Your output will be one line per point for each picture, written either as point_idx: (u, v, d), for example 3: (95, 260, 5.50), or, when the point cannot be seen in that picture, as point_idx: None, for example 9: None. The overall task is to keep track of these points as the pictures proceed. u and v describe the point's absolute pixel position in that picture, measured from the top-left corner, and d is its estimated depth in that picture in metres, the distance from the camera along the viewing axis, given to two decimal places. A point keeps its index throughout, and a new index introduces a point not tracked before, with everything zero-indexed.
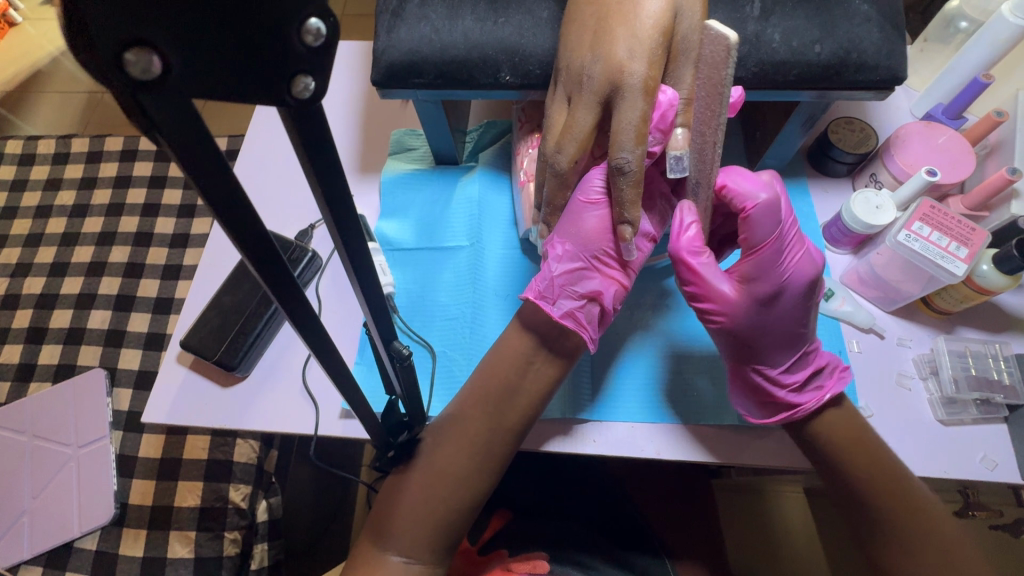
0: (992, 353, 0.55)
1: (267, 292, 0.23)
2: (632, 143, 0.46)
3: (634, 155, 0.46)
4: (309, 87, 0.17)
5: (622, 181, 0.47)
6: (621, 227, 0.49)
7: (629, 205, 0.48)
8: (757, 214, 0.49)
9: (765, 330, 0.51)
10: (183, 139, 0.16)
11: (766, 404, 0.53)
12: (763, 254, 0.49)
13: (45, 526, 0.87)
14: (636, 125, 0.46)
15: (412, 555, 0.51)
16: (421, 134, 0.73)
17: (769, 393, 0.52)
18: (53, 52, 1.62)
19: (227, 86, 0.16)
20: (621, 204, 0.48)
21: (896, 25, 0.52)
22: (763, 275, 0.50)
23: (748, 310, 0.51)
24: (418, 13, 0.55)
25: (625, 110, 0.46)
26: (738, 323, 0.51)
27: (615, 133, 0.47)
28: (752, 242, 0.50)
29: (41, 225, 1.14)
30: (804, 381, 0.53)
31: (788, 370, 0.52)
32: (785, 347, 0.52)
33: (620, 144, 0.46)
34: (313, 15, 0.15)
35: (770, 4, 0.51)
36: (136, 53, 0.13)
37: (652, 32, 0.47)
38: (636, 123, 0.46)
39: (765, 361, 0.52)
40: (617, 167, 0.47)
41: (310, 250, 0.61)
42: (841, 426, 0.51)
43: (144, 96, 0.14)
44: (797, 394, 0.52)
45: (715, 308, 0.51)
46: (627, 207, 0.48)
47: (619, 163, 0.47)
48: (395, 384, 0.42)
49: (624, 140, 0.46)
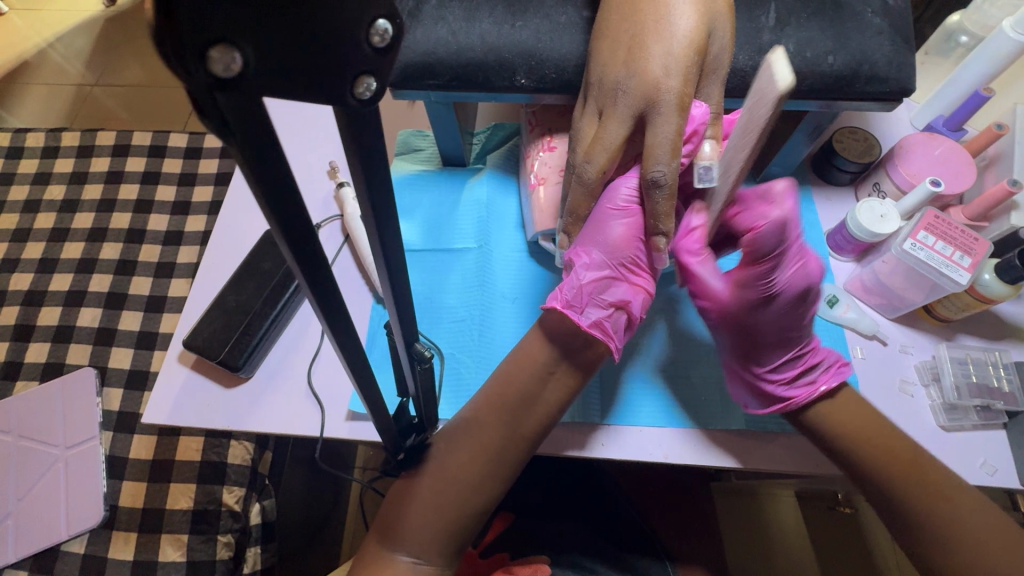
0: (992, 360, 0.56)
1: (309, 292, 0.23)
2: (667, 157, 0.46)
3: (669, 168, 0.46)
4: (370, 88, 0.17)
5: (656, 195, 0.48)
6: (656, 238, 0.50)
7: (663, 217, 0.49)
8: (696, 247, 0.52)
9: (755, 325, 0.52)
10: (251, 137, 0.16)
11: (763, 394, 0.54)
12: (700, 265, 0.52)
13: (32, 528, 0.85)
14: (671, 139, 0.46)
15: (421, 558, 0.50)
16: (428, 136, 0.74)
17: (760, 386, 0.54)
18: (40, 42, 1.59)
19: (294, 85, 0.16)
20: (655, 217, 0.49)
21: (905, 38, 0.53)
22: (752, 286, 0.49)
23: (737, 308, 0.52)
24: (435, 15, 0.55)
25: (660, 126, 0.46)
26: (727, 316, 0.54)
27: (651, 146, 0.46)
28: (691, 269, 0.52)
29: (28, 219, 1.12)
30: (794, 377, 0.54)
31: (776, 368, 0.54)
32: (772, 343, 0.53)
33: (655, 158, 0.46)
34: (381, 17, 0.16)
35: (784, 14, 0.52)
36: (221, 51, 0.13)
37: (687, 50, 0.47)
38: (671, 137, 0.46)
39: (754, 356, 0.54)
40: (653, 180, 0.47)
41: None
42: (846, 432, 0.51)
43: (220, 93, 0.14)
44: (789, 388, 0.53)
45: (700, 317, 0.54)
46: (662, 219, 0.49)
47: (654, 177, 0.47)
48: (411, 385, 0.41)
49: (659, 154, 0.46)
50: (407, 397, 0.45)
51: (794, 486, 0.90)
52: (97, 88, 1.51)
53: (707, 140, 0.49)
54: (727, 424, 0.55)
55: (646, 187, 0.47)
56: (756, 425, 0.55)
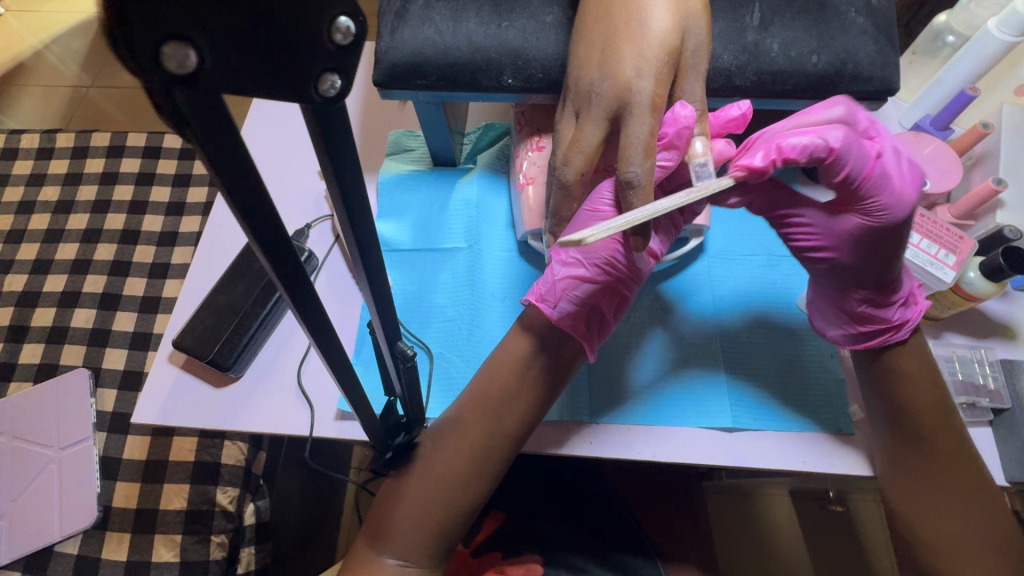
0: (978, 358, 0.56)
1: (281, 289, 0.23)
2: (640, 157, 0.45)
3: (643, 167, 0.45)
4: (335, 86, 0.17)
5: (631, 195, 0.46)
6: (633, 238, 0.48)
7: (640, 218, 0.47)
8: (858, 141, 0.45)
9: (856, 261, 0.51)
10: (212, 134, 0.16)
11: (855, 334, 0.55)
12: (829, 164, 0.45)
13: (25, 529, 0.85)
14: (644, 139, 0.46)
15: (408, 559, 0.51)
16: (419, 136, 0.74)
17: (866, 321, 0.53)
18: (36, 44, 1.59)
19: (256, 82, 0.16)
20: (630, 217, 0.47)
21: (890, 37, 0.53)
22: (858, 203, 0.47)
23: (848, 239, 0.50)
24: (422, 15, 0.55)
25: (632, 126, 0.46)
26: (858, 240, 0.49)
27: (624, 147, 0.46)
28: (843, 175, 0.46)
29: (23, 220, 1.12)
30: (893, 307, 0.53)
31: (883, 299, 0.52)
32: (871, 279, 0.51)
33: (629, 158, 0.45)
34: (342, 14, 0.16)
35: (769, 14, 0.52)
36: (174, 47, 0.13)
37: (660, 52, 0.47)
38: (644, 137, 0.46)
39: (848, 292, 0.53)
40: (626, 181, 0.45)
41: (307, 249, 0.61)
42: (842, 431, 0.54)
43: (178, 90, 0.14)
44: (904, 311, 0.53)
45: (828, 253, 0.51)
46: (638, 217, 0.47)
47: (628, 177, 0.45)
48: (395, 384, 0.42)
49: (632, 154, 0.46)
50: (393, 397, 0.45)
51: (786, 484, 0.90)
52: (92, 90, 1.51)
53: (696, 137, 0.47)
54: (715, 423, 0.56)
55: (621, 188, 0.46)
56: (742, 423, 0.56)
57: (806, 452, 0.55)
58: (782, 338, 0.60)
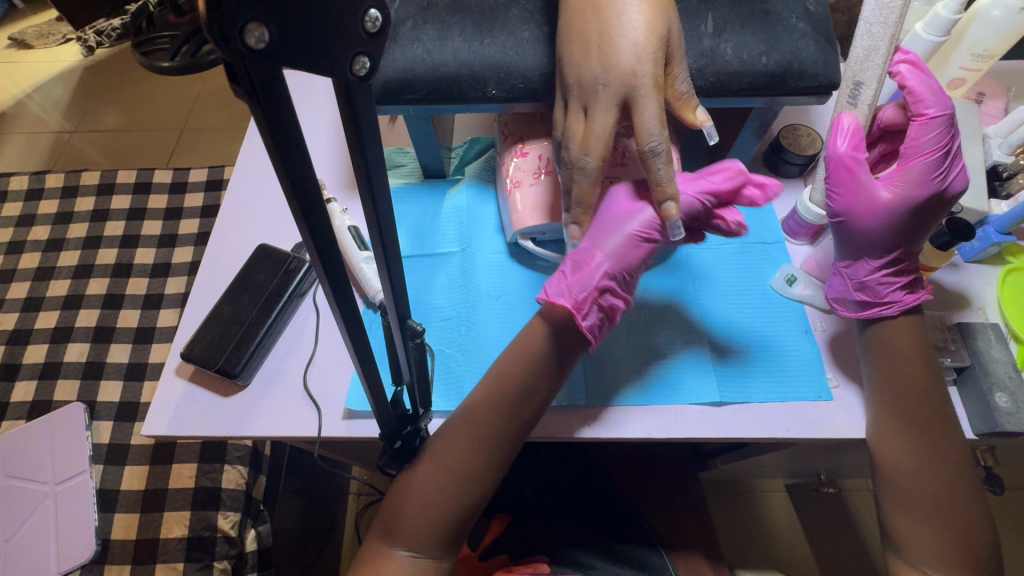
0: (938, 324, 0.61)
1: (314, 256, 0.26)
2: (658, 130, 0.53)
3: (661, 139, 0.53)
4: (365, 65, 0.21)
5: (655, 162, 0.53)
6: (668, 204, 0.52)
7: (666, 183, 0.53)
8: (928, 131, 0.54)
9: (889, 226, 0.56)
10: (271, 102, 0.19)
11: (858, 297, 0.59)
12: (931, 158, 0.53)
13: (21, 567, 0.83)
14: (656, 118, 0.53)
15: (420, 549, 0.53)
16: (409, 152, 0.79)
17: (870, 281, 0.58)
18: (18, 93, 1.62)
19: (301, 57, 0.19)
20: (659, 184, 0.53)
21: (828, 38, 0.59)
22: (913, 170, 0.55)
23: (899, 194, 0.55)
24: (410, 36, 0.60)
25: (643, 109, 0.53)
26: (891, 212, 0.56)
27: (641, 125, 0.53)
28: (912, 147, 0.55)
29: (13, 260, 1.13)
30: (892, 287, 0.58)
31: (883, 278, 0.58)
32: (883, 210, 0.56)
33: (648, 132, 0.53)
34: (372, 8, 0.20)
35: (721, 23, 0.59)
36: (253, 27, 0.17)
37: (632, 46, 0.53)
38: (655, 116, 0.53)
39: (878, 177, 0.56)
40: (650, 150, 0.53)
41: (285, 293, 0.65)
42: (813, 410, 0.59)
43: (251, 62, 0.18)
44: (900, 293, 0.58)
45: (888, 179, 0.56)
46: (666, 184, 0.53)
47: (651, 147, 0.53)
48: (404, 370, 0.45)
49: (650, 129, 0.53)
50: (400, 386, 0.48)
51: (779, 475, 0.94)
52: (75, 135, 1.54)
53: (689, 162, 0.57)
54: (703, 398, 0.59)
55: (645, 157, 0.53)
56: (730, 397, 0.59)
57: (790, 420, 0.58)
58: (758, 317, 0.65)
